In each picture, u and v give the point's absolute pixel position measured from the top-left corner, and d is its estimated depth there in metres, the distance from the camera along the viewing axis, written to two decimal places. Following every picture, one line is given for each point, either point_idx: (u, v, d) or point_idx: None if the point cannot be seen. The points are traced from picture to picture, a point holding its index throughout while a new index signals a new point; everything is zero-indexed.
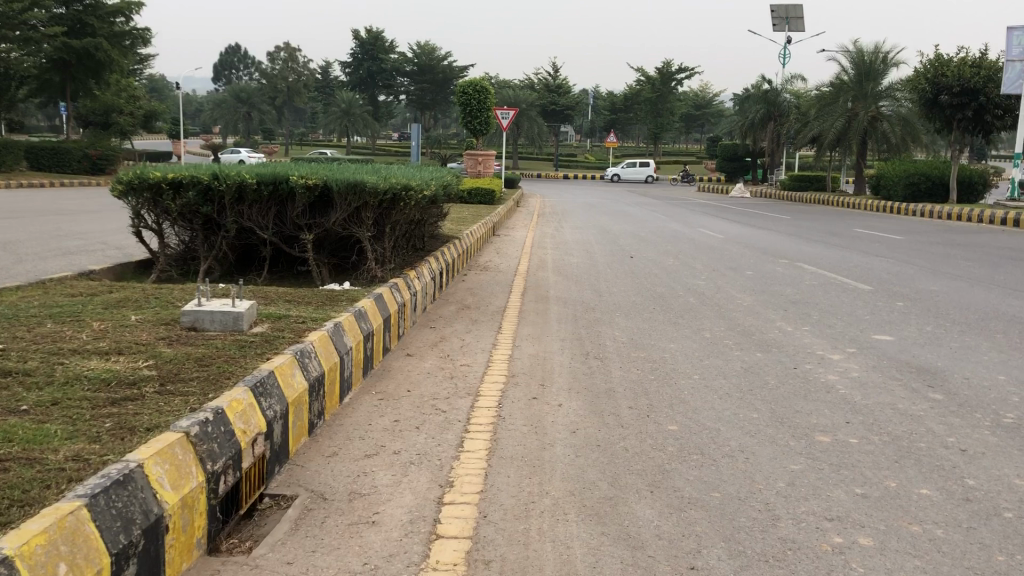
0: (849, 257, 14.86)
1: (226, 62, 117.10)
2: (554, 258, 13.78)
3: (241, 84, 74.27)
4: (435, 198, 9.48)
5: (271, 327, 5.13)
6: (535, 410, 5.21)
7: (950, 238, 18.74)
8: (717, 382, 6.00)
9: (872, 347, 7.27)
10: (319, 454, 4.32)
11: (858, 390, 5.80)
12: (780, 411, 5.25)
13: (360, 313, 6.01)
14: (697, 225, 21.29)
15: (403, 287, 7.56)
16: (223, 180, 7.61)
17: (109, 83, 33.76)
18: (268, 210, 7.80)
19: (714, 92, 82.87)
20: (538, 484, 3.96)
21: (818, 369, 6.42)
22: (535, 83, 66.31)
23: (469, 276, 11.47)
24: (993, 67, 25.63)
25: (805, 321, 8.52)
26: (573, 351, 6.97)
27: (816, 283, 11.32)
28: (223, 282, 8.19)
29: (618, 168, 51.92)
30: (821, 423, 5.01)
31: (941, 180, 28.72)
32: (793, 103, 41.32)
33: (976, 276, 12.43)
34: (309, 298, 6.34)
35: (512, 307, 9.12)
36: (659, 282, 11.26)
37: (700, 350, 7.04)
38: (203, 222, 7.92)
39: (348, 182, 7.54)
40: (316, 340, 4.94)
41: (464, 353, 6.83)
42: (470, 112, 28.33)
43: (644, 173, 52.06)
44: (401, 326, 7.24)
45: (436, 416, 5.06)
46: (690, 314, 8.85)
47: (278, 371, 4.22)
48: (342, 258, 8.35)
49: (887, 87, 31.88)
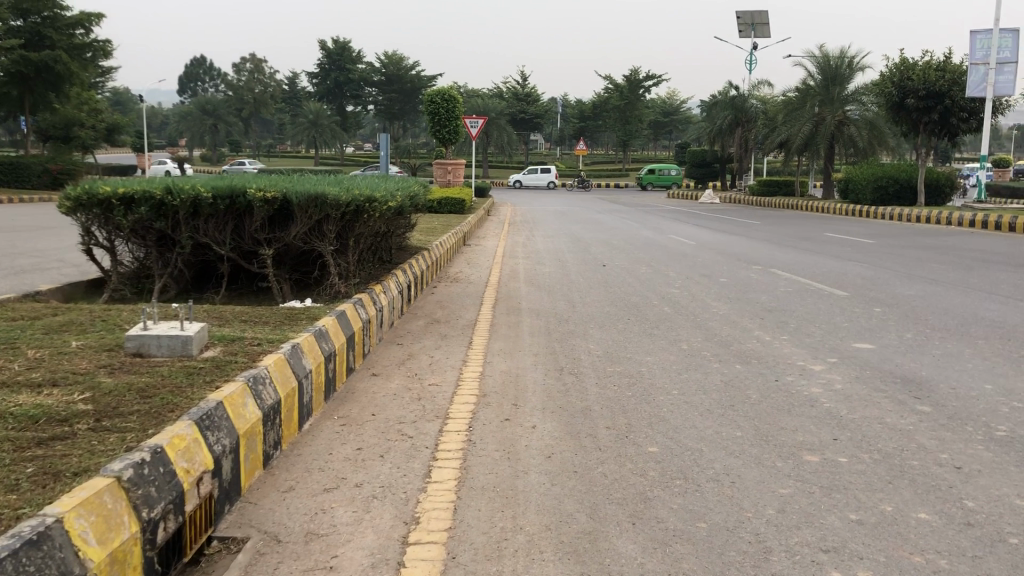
0: (823, 262, 14.73)
1: (192, 74, 116.03)
2: (526, 268, 13.52)
3: (207, 97, 73.55)
4: (402, 209, 9.20)
5: (224, 351, 4.80)
6: (508, 433, 4.92)
7: (921, 241, 18.73)
8: (697, 397, 5.75)
9: (852, 356, 7.07)
10: (274, 489, 4.00)
11: (842, 404, 5.58)
12: (764, 429, 5.00)
13: (321, 333, 5.71)
14: (669, 232, 21.13)
15: (368, 302, 7.26)
16: (177, 195, 7.25)
17: (69, 96, 33.05)
18: (225, 225, 7.45)
19: (682, 100, 83.36)
20: (512, 518, 3.68)
21: (800, 382, 6.20)
22: (504, 92, 66.24)
23: (439, 288, 11.16)
24: (957, 70, 25.79)
25: (783, 330, 8.33)
26: (546, 366, 6.70)
27: (791, 289, 11.14)
28: (179, 301, 7.85)
29: (520, 176, 52.66)
30: (807, 440, 4.77)
31: (908, 182, 28.84)
32: (760, 108, 41.50)
33: (950, 279, 12.34)
34: (267, 318, 6.01)
35: (482, 320, 8.83)
36: (633, 291, 11.03)
37: (678, 363, 6.80)
38: (157, 238, 7.55)
39: (308, 195, 7.23)
40: (271, 364, 4.62)
41: (433, 371, 6.52)
42: (439, 121, 28.05)
43: (547, 178, 52.75)
44: (367, 344, 6.93)
45: (402, 443, 4.75)
46: (665, 324, 8.62)
47: (227, 400, 3.90)
48: (304, 273, 8.04)
49: (853, 91, 32.06)
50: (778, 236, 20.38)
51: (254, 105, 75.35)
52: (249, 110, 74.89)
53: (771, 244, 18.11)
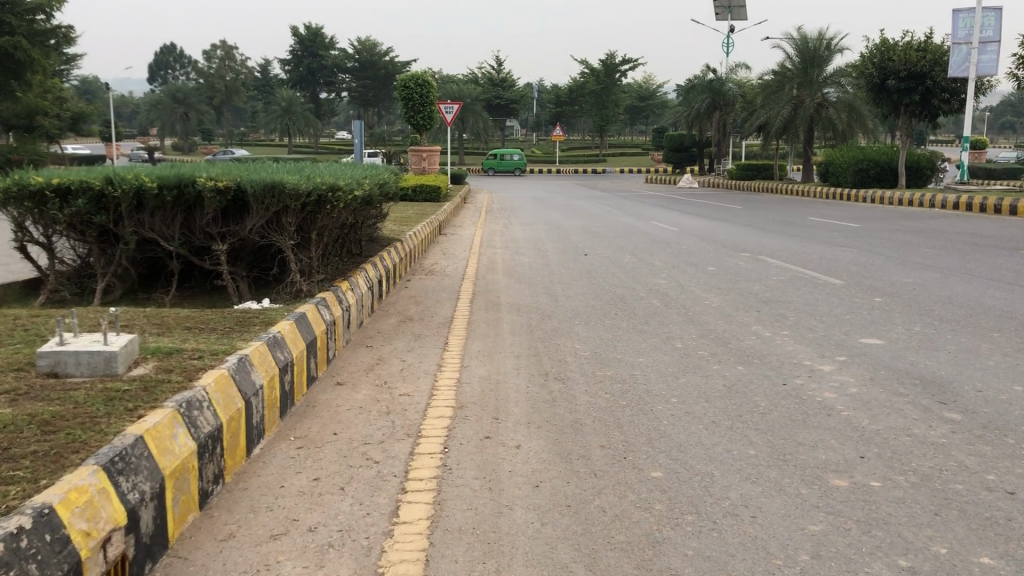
0: (812, 248, 14.17)
1: (161, 62, 113.83)
2: (504, 258, 12.91)
3: (176, 85, 71.97)
4: (371, 199, 8.54)
5: (157, 367, 4.12)
6: (488, 455, 4.29)
7: (907, 225, 18.29)
8: (700, 406, 5.14)
9: (862, 354, 6.49)
10: (210, 537, 3.34)
11: (863, 413, 4.97)
12: (780, 445, 4.41)
13: (275, 341, 5.02)
14: (650, 218, 20.49)
15: (334, 302, 6.58)
16: (119, 186, 6.50)
17: (29, 84, 31.87)
18: (174, 217, 6.73)
19: (657, 84, 82.99)
20: (496, 572, 3.05)
21: (811, 386, 5.59)
22: (479, 78, 65.36)
23: (413, 282, 10.49)
24: (939, 50, 25.28)
25: (783, 324, 7.73)
26: (529, 371, 6.06)
27: (783, 279, 10.57)
28: (126, 302, 7.15)
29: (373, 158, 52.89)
30: (830, 459, 4.18)
31: (890, 165, 28.43)
32: (738, 92, 41.00)
33: (946, 265, 11.84)
34: (214, 324, 5.31)
35: (459, 317, 8.18)
36: (617, 283, 10.40)
37: (673, 364, 6.18)
38: (98, 234, 6.82)
39: (264, 184, 6.52)
40: (210, 384, 3.93)
41: (405, 379, 5.87)
42: (413, 106, 27.25)
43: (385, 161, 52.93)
44: (331, 349, 6.27)
45: (368, 470, 4.12)
46: (656, 319, 8.00)
47: (149, 435, 3.23)
48: (263, 270, 7.37)
49: (832, 73, 31.52)
50: (762, 221, 19.82)
51: (224, 93, 73.95)
52: (219, 99, 73.46)
53: (756, 230, 17.56)
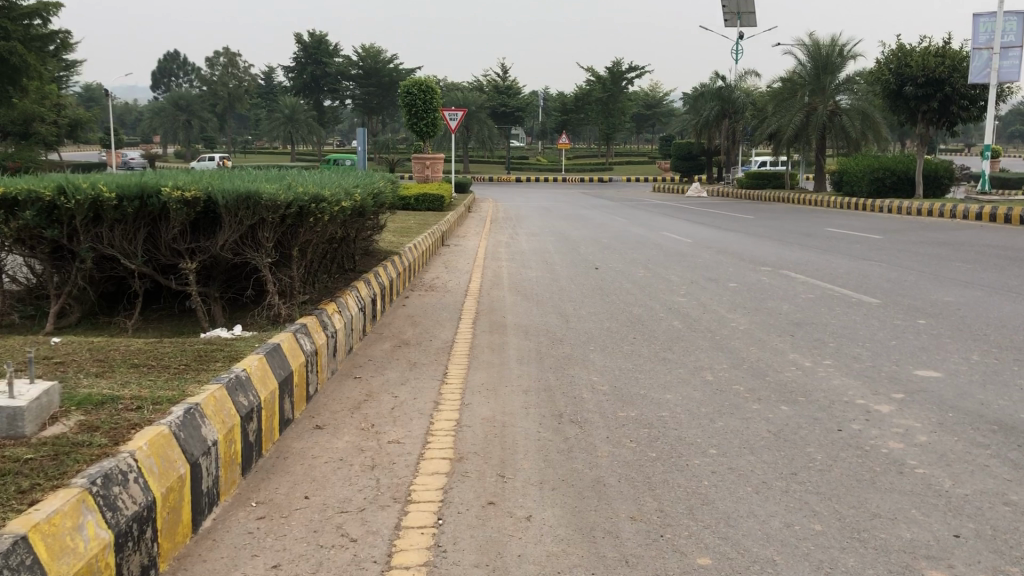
0: (836, 261, 13.34)
1: (166, 70, 113.70)
2: (510, 272, 12.11)
3: (180, 92, 71.51)
4: (365, 210, 7.77)
5: (79, 426, 3.31)
6: (494, 532, 3.50)
7: (931, 237, 17.43)
8: (744, 460, 4.31)
9: (922, 391, 5.64)
10: None
11: (943, 471, 4.12)
12: (850, 516, 3.59)
13: (238, 381, 4.19)
14: (661, 228, 19.70)
15: (316, 328, 5.76)
16: (73, 196, 5.69)
17: (25, 89, 31.03)
18: (136, 232, 5.93)
19: (664, 93, 82.50)
20: None
21: (871, 433, 4.75)
22: (484, 85, 64.77)
23: (411, 299, 9.66)
24: (958, 56, 24.36)
25: (823, 352, 6.90)
26: (540, 411, 5.23)
27: (813, 297, 9.73)
28: (85, 327, 6.35)
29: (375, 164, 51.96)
30: (919, 539, 3.36)
31: (906, 174, 27.53)
32: (748, 100, 40.25)
33: (985, 281, 11.00)
34: (168, 361, 4.49)
35: (461, 341, 7.36)
36: (634, 301, 9.58)
37: (706, 403, 5.36)
38: (51, 250, 6.02)
39: (238, 194, 5.75)
40: (142, 448, 3.12)
41: (398, 421, 5.05)
42: (416, 113, 26.45)
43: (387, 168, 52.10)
44: (312, 383, 5.46)
45: (341, 553, 3.31)
46: (680, 345, 7.17)
47: (37, 532, 2.41)
48: (239, 290, 6.58)
49: (844, 80, 30.70)
50: (778, 231, 19.02)
51: (228, 101, 73.36)
52: (223, 106, 72.87)
53: (774, 241, 16.70)
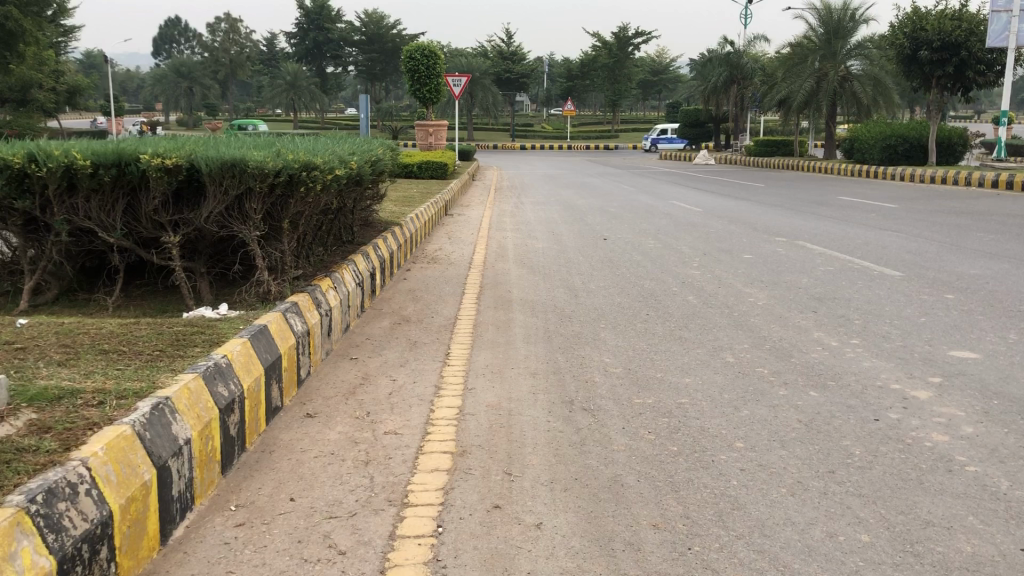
0: (853, 232, 12.85)
1: (166, 35, 112.36)
2: (516, 243, 11.68)
3: (180, 58, 70.57)
4: (362, 178, 7.34)
5: (28, 427, 2.94)
6: (502, 541, 3.11)
7: (949, 205, 16.91)
8: (776, 456, 3.90)
9: (962, 374, 5.22)
10: None
11: (997, 470, 3.71)
12: (900, 525, 3.20)
13: (217, 370, 3.79)
14: (670, 197, 19.19)
15: (308, 306, 5.34)
16: (43, 163, 5.24)
17: (20, 54, 30.18)
18: (114, 202, 5.51)
19: (671, 58, 81.30)
20: None
21: (912, 424, 4.33)
22: (488, 51, 63.78)
23: (413, 271, 9.27)
24: (974, 19, 23.64)
25: (850, 330, 6.47)
26: (549, 397, 4.82)
27: (832, 269, 9.30)
28: (63, 304, 5.98)
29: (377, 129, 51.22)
30: (980, 553, 2.96)
31: (919, 141, 26.91)
32: (757, 65, 39.47)
33: (1011, 252, 10.52)
34: (142, 346, 4.09)
35: (464, 318, 6.95)
36: (644, 274, 9.14)
37: (729, 388, 4.96)
38: (24, 222, 5.61)
39: (222, 161, 5.32)
40: (97, 452, 2.73)
41: (395, 408, 4.65)
42: (419, 78, 25.83)
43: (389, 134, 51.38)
44: (302, 367, 5.04)
45: (328, 570, 2.92)
46: (697, 322, 6.75)
47: None
48: (226, 264, 6.18)
49: (856, 44, 29.94)
50: (790, 200, 18.51)
51: (230, 67, 72.41)
52: (225, 73, 71.91)
53: (786, 210, 16.20)
